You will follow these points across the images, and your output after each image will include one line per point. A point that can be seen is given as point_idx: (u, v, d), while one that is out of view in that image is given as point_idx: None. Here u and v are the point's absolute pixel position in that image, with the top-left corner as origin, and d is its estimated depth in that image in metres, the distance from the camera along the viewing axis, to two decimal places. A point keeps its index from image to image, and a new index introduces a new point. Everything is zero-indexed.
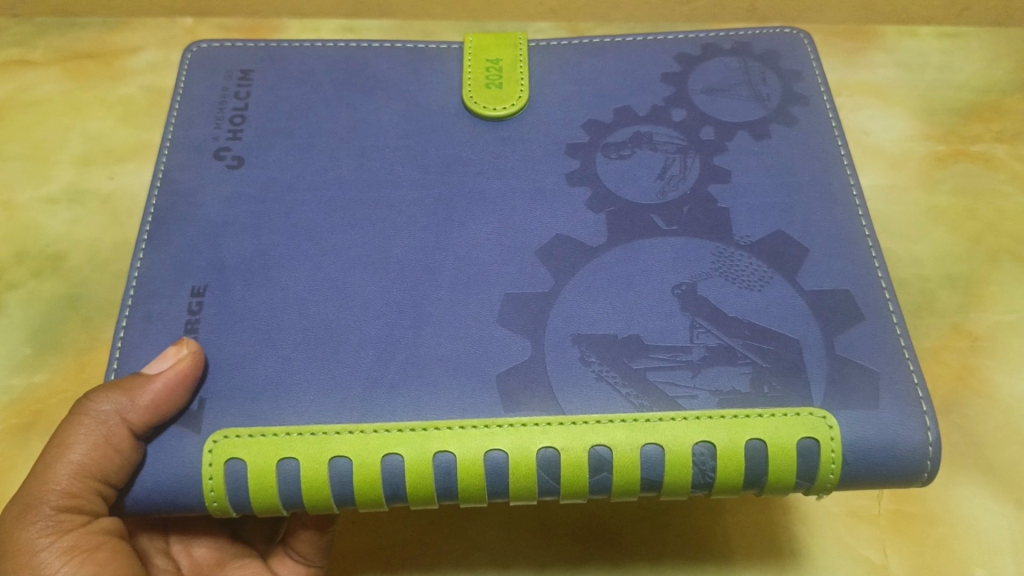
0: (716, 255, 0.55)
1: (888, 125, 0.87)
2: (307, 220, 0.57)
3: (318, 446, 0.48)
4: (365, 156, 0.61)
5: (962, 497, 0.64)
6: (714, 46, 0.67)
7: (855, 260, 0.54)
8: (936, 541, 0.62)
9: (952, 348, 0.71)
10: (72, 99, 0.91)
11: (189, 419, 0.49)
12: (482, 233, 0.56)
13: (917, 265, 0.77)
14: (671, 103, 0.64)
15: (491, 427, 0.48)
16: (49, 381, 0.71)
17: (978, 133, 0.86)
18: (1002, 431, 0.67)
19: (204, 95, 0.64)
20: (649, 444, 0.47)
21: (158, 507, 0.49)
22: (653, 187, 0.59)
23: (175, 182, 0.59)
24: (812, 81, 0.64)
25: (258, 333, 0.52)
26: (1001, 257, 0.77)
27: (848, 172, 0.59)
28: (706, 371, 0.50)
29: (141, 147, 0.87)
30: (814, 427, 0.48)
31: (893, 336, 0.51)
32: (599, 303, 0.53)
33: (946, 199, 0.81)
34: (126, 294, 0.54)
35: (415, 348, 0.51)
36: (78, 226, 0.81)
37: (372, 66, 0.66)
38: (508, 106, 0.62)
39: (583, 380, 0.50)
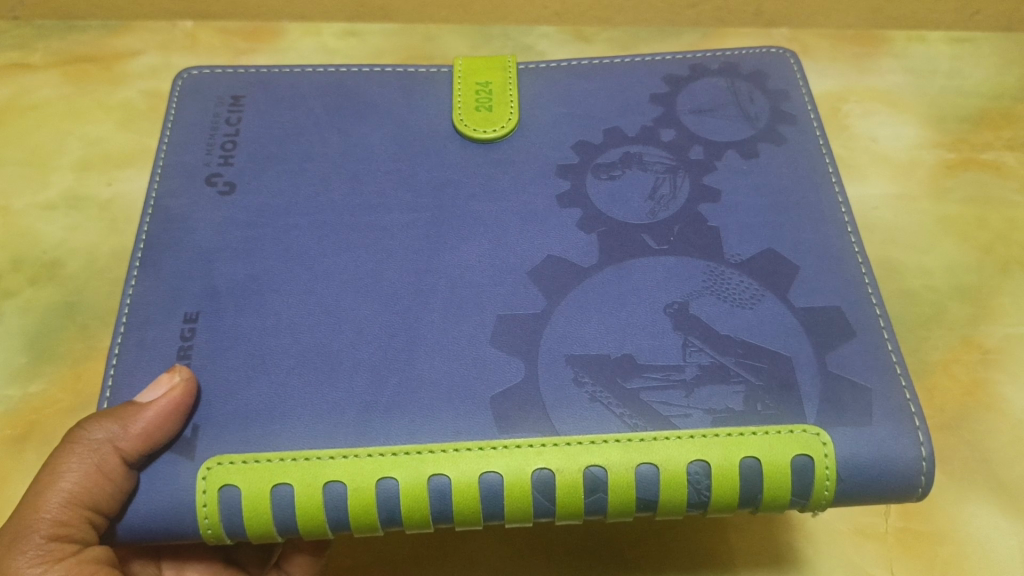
0: (709, 273, 0.54)
1: (897, 133, 0.86)
2: (299, 243, 0.56)
3: (309, 471, 0.47)
4: (359, 178, 0.60)
5: (972, 514, 0.62)
6: (701, 67, 0.66)
7: (845, 277, 0.53)
8: (944, 560, 0.60)
9: (962, 361, 0.70)
10: (70, 103, 0.90)
11: (184, 445, 0.48)
12: (477, 253, 0.55)
13: (926, 276, 0.75)
14: (660, 123, 0.62)
15: (484, 449, 0.47)
16: (44, 391, 0.70)
17: (988, 140, 0.85)
18: (1012, 448, 0.65)
19: (194, 122, 0.63)
20: (644, 464, 0.46)
21: (148, 534, 0.48)
22: (643, 207, 0.58)
23: (167, 209, 0.58)
24: (799, 101, 0.63)
25: (249, 357, 0.51)
26: (1011, 268, 0.75)
27: (836, 190, 0.57)
28: (699, 392, 0.49)
29: (139, 153, 0.86)
30: (808, 445, 0.47)
31: (885, 354, 0.50)
32: (592, 322, 0.52)
33: (955, 209, 0.80)
34: (119, 319, 0.53)
35: (407, 369, 0.50)
36: (75, 233, 0.80)
37: (364, 90, 0.65)
38: (497, 129, 0.61)
39: (576, 402, 0.49)
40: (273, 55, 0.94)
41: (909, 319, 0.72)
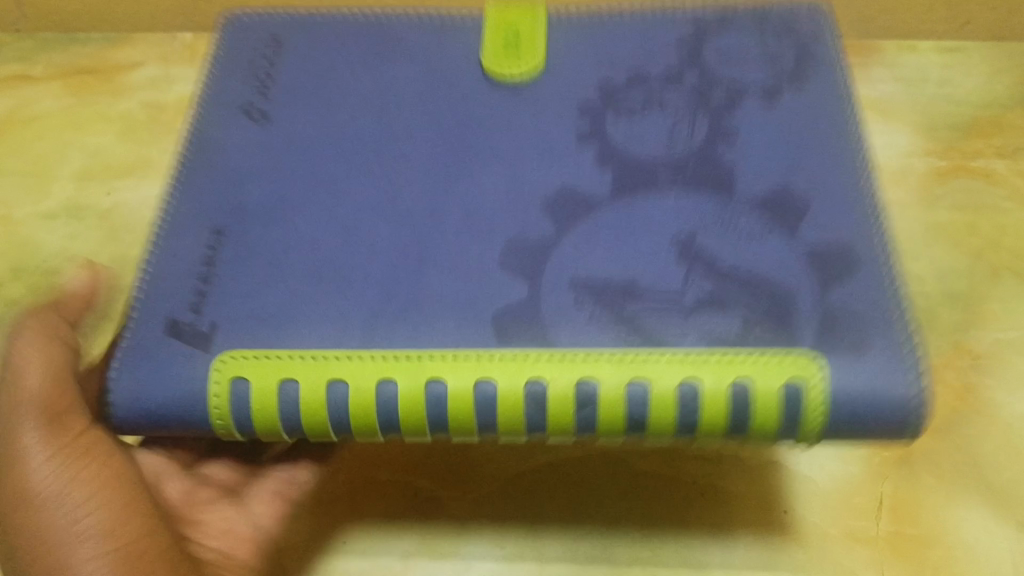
0: (718, 207, 0.55)
1: (887, 141, 0.87)
2: (327, 172, 0.58)
3: (318, 368, 0.50)
4: (386, 111, 0.61)
5: (962, 517, 0.63)
6: (733, 10, 0.65)
7: (854, 207, 0.54)
8: (934, 563, 0.61)
9: (953, 366, 0.70)
10: (71, 114, 0.92)
11: (199, 338, 0.52)
12: (491, 183, 0.57)
13: (917, 283, 0.76)
14: (682, 67, 0.62)
15: (484, 358, 0.50)
16: None
17: (978, 148, 0.86)
18: (1001, 453, 0.66)
19: (238, 54, 0.65)
20: (634, 384, 0.49)
21: (153, 410, 0.51)
22: (659, 144, 0.58)
23: (208, 133, 0.61)
24: (829, 45, 0.62)
25: (270, 268, 0.54)
26: (1001, 274, 0.76)
27: (858, 135, 0.57)
28: (695, 317, 0.50)
29: (139, 163, 0.87)
30: (800, 367, 0.49)
31: (889, 294, 0.51)
32: (597, 250, 0.54)
33: (946, 215, 0.80)
34: (154, 226, 0.57)
35: (416, 287, 0.53)
36: (75, 242, 0.81)
37: (396, 27, 0.66)
38: (530, 69, 0.62)
39: (575, 321, 0.51)
40: None
41: None
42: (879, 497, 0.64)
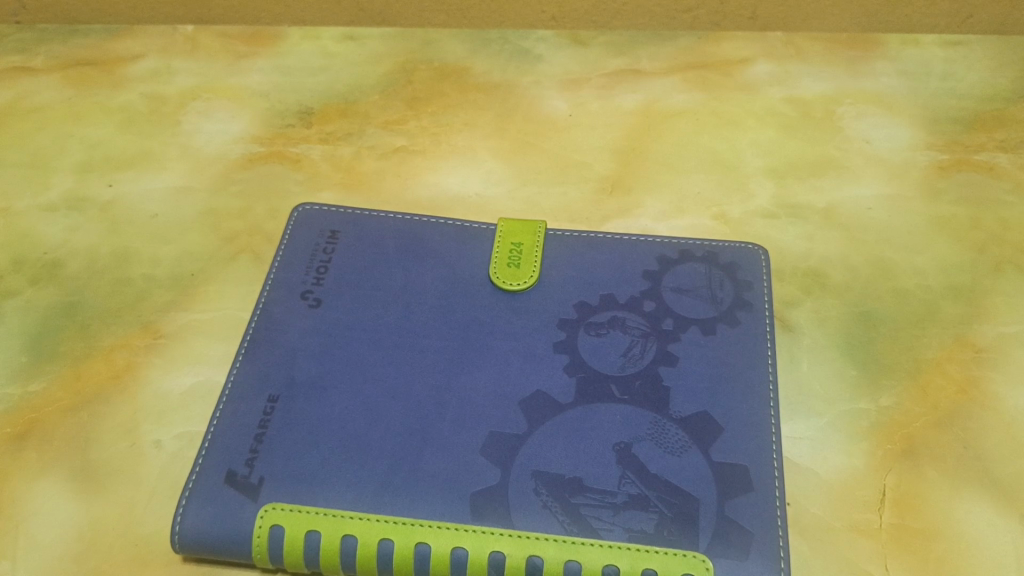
0: (653, 423, 0.62)
1: (891, 135, 0.87)
2: (359, 355, 0.66)
3: (334, 525, 0.57)
4: (411, 307, 0.69)
5: (966, 511, 0.62)
6: (688, 252, 0.73)
7: (758, 444, 0.61)
8: (938, 557, 0.60)
9: (956, 360, 0.70)
10: (71, 106, 0.91)
11: (251, 490, 0.59)
12: (484, 382, 0.64)
13: (920, 276, 0.76)
14: (645, 296, 0.70)
15: (458, 529, 0.57)
16: (44, 390, 0.69)
17: (981, 142, 0.86)
18: (1005, 446, 0.65)
19: (300, 249, 0.73)
20: (572, 561, 0.55)
21: (211, 546, 0.58)
22: (616, 362, 0.65)
23: (269, 314, 0.69)
24: (761, 292, 0.70)
25: (309, 433, 0.62)
26: (1004, 268, 0.76)
27: (771, 383, 0.64)
28: (624, 513, 0.57)
29: (141, 156, 0.87)
30: (693, 566, 0.55)
31: (772, 510, 0.58)
32: (555, 449, 0.60)
33: (948, 209, 0.80)
34: (223, 391, 0.64)
35: (415, 465, 0.60)
36: (76, 234, 0.80)
37: (430, 237, 0.74)
38: (523, 282, 0.70)
39: (530, 506, 0.58)
40: (274, 60, 0.96)
41: (904, 318, 0.73)
42: (881, 490, 0.63)
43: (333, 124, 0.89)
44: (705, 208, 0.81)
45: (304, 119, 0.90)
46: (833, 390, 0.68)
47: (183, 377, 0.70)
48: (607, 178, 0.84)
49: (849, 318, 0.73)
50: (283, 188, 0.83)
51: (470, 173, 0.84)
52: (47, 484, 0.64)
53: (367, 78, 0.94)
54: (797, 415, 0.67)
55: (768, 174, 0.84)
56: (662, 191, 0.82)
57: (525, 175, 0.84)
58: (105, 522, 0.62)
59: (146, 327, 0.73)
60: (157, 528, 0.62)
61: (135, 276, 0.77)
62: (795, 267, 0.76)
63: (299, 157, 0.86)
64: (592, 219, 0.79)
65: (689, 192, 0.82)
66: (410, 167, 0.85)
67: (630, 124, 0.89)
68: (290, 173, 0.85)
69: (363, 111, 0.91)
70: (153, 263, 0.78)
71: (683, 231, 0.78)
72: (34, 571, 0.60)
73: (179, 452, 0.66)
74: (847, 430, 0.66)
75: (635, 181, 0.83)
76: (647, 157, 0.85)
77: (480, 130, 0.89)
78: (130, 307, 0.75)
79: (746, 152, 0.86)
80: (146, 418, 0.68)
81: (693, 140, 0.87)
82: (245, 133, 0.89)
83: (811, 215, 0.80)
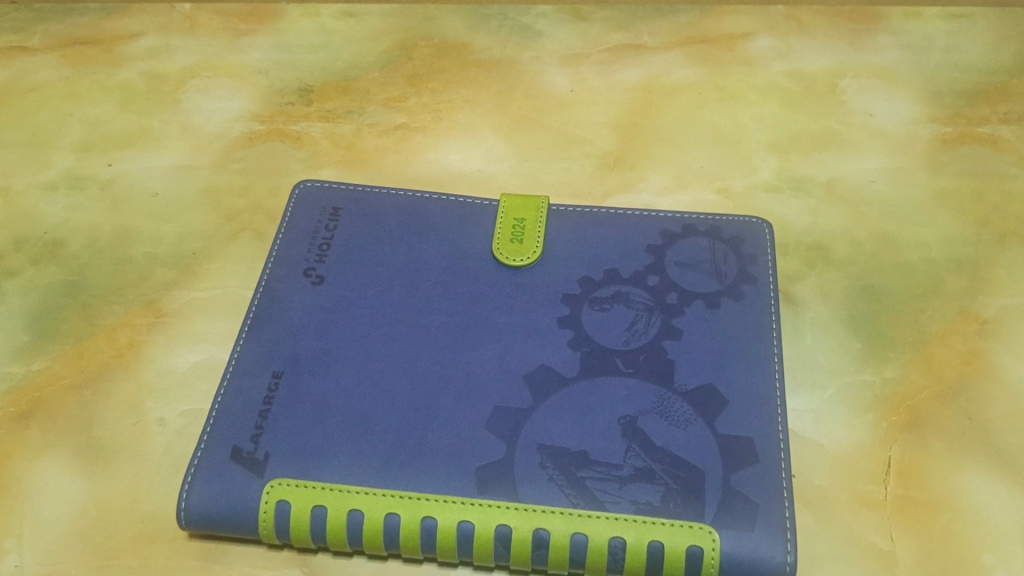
0: (658, 397, 0.62)
1: (894, 109, 0.86)
2: (363, 331, 0.66)
3: (340, 500, 0.57)
4: (414, 283, 0.69)
5: (970, 482, 0.62)
6: (692, 227, 0.73)
7: (763, 416, 0.61)
8: (942, 528, 0.60)
9: (960, 332, 0.70)
10: (70, 85, 0.91)
11: (257, 466, 0.59)
12: (489, 357, 0.64)
13: (923, 249, 0.76)
14: (649, 270, 0.70)
15: (464, 503, 0.57)
16: (47, 369, 0.69)
17: (984, 115, 0.85)
18: (1009, 417, 0.65)
19: (302, 226, 0.73)
20: (578, 534, 0.56)
21: (218, 522, 0.58)
22: (620, 336, 0.65)
23: (272, 291, 0.68)
24: (765, 265, 0.70)
25: (314, 409, 0.61)
26: (1008, 241, 0.76)
27: (775, 356, 0.64)
28: (630, 485, 0.57)
29: (141, 134, 0.87)
30: (699, 538, 0.55)
31: (778, 481, 0.58)
32: (561, 423, 0.60)
33: (952, 182, 0.80)
34: (226, 368, 0.64)
35: (421, 440, 0.60)
36: (76, 213, 0.80)
37: (432, 213, 0.74)
38: (526, 257, 0.70)
39: (537, 479, 0.58)
40: (273, 37, 0.95)
41: (908, 291, 0.73)
42: (886, 462, 0.63)
43: (333, 101, 0.89)
44: (708, 183, 0.81)
45: (304, 97, 0.89)
46: (837, 362, 0.68)
47: (186, 355, 0.70)
48: (609, 153, 0.83)
49: (853, 292, 0.73)
50: (284, 166, 0.83)
51: (471, 150, 0.84)
52: (52, 462, 0.64)
53: (366, 54, 0.93)
54: (801, 388, 0.67)
55: (771, 148, 0.84)
56: (665, 166, 0.82)
57: (527, 151, 0.83)
58: (111, 499, 0.62)
59: (149, 305, 0.73)
60: (162, 505, 0.62)
61: (136, 254, 0.77)
62: (799, 241, 0.76)
63: (299, 135, 0.86)
64: (594, 195, 0.79)
65: (692, 167, 0.82)
66: (411, 144, 0.85)
67: (632, 99, 0.88)
68: (290, 151, 0.84)
69: (363, 88, 0.90)
70: (154, 241, 0.78)
71: (686, 206, 0.78)
72: (40, 548, 0.60)
73: (183, 429, 0.66)
74: (852, 402, 0.66)
75: (638, 156, 0.83)
76: (649, 132, 0.85)
77: (481, 107, 0.88)
78: (132, 286, 0.75)
79: (748, 126, 0.86)
80: (149, 395, 0.68)
81: (695, 115, 0.87)
82: (244, 111, 0.88)
83: (815, 188, 0.80)
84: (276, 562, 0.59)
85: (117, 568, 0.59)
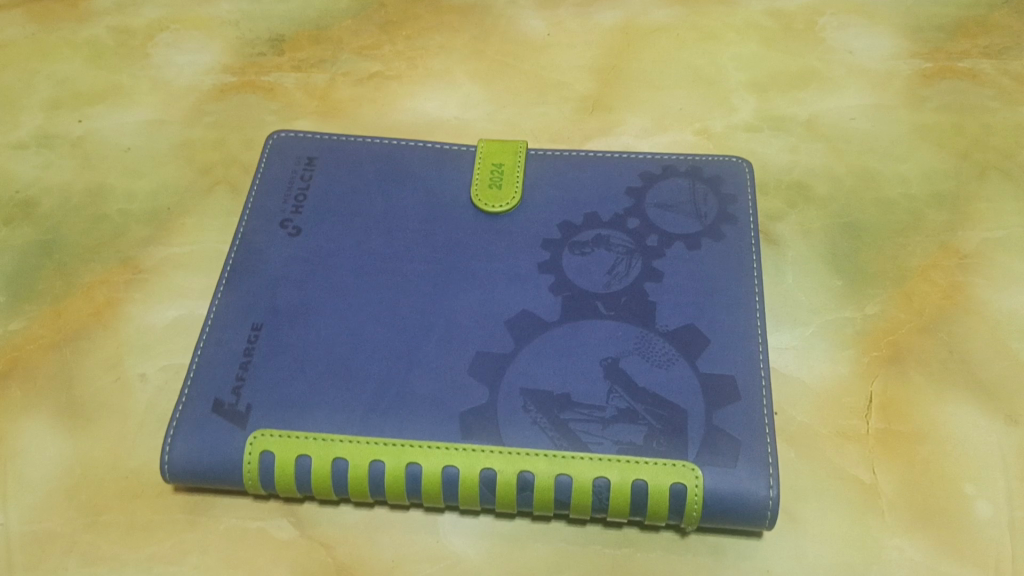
0: (640, 338, 0.62)
1: (873, 44, 0.86)
2: (342, 281, 0.65)
3: (324, 449, 0.57)
4: (392, 233, 0.68)
5: (951, 414, 0.63)
6: (671, 168, 0.72)
7: (745, 353, 0.61)
8: (924, 459, 0.61)
9: (941, 266, 0.70)
10: (36, 42, 0.89)
11: (239, 418, 0.59)
12: (469, 303, 0.64)
13: (903, 184, 0.75)
14: (629, 213, 0.69)
15: (448, 448, 0.57)
16: (25, 329, 0.68)
17: (964, 49, 0.85)
18: (990, 348, 0.66)
19: (277, 178, 0.72)
20: (562, 475, 0.56)
21: (203, 474, 0.58)
22: (601, 280, 0.65)
23: (249, 244, 0.68)
24: (745, 204, 0.69)
25: (295, 360, 0.61)
26: (989, 174, 0.76)
27: (756, 293, 0.64)
28: (614, 426, 0.57)
29: (111, 90, 0.85)
30: (682, 475, 0.56)
31: (760, 416, 0.58)
32: (543, 367, 0.60)
33: (932, 117, 0.80)
34: (205, 322, 0.63)
35: (403, 387, 0.59)
36: (48, 171, 0.79)
37: (409, 162, 0.73)
38: (505, 203, 0.69)
39: (520, 423, 0.58)
40: None
41: (889, 227, 0.73)
42: (868, 395, 0.63)
43: (306, 52, 0.87)
44: (687, 124, 0.80)
45: (276, 47, 0.88)
46: (818, 299, 0.69)
47: (166, 311, 0.69)
48: (587, 97, 0.82)
49: (834, 229, 0.73)
50: (257, 119, 0.82)
51: (448, 97, 0.83)
52: (33, 421, 0.63)
53: (338, 3, 0.92)
54: (783, 326, 0.67)
55: (750, 88, 0.83)
56: (644, 108, 0.81)
57: (504, 97, 0.82)
58: (94, 456, 0.62)
59: (126, 262, 0.72)
60: (146, 460, 0.62)
61: (111, 212, 0.76)
62: (779, 180, 0.76)
63: (272, 87, 0.85)
64: (573, 140, 0.79)
65: (671, 108, 0.81)
66: (386, 92, 0.83)
67: (610, 42, 0.87)
68: (264, 103, 0.83)
69: (336, 36, 0.89)
70: (129, 198, 0.77)
71: (665, 148, 0.78)
72: (25, 506, 0.59)
73: (165, 384, 0.65)
74: (833, 338, 0.66)
75: (616, 98, 0.82)
76: (627, 75, 0.84)
77: (457, 53, 0.87)
78: (108, 244, 0.74)
79: (727, 67, 0.85)
80: (130, 352, 0.67)
81: (673, 56, 0.86)
82: (216, 63, 0.87)
83: (795, 127, 0.80)
84: (264, 513, 0.60)
85: (105, 524, 0.59)
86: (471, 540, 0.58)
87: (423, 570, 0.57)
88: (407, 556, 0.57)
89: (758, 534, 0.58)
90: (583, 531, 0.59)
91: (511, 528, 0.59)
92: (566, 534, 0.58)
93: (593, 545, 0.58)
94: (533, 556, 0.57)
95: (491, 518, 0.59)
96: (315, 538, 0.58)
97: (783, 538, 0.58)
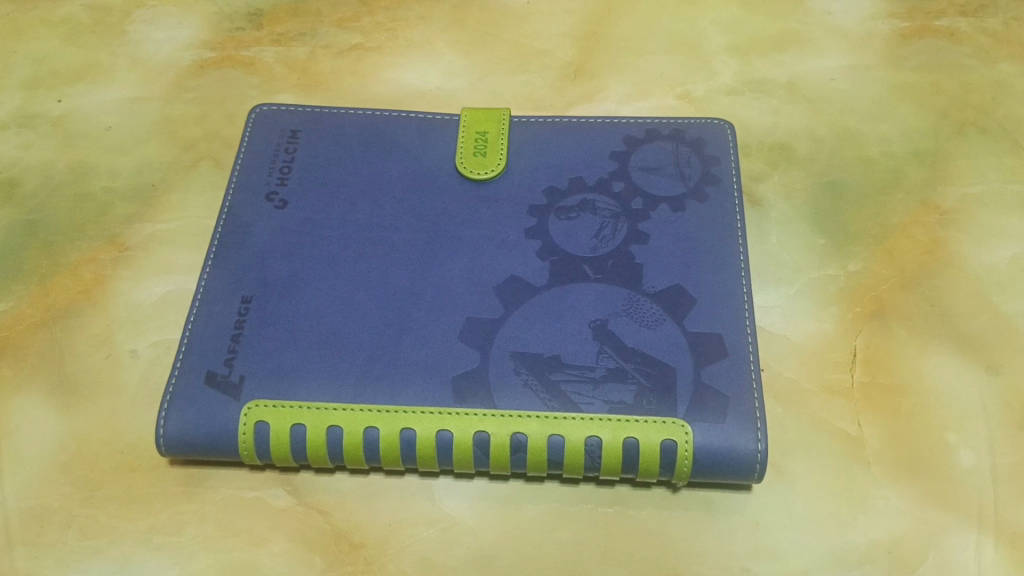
0: (627, 300, 0.62)
1: (852, 5, 0.86)
2: (330, 252, 0.66)
3: (318, 417, 0.58)
4: (379, 203, 0.68)
5: (934, 366, 0.64)
6: (655, 131, 0.73)
7: (731, 312, 0.62)
8: (908, 411, 0.62)
9: (922, 223, 0.71)
10: (12, 22, 0.88)
11: (232, 389, 0.59)
12: (458, 270, 0.64)
13: (884, 143, 0.76)
14: (614, 177, 0.70)
15: (441, 413, 0.57)
16: (13, 308, 0.68)
17: (941, 9, 0.86)
18: (971, 302, 0.67)
19: (261, 151, 0.72)
20: (555, 436, 0.57)
21: (198, 446, 0.58)
22: (588, 244, 0.66)
23: (235, 217, 0.68)
24: (728, 165, 0.70)
25: (286, 332, 0.61)
26: (967, 130, 0.77)
27: (741, 252, 0.65)
28: (604, 386, 0.58)
29: (89, 68, 0.84)
30: (673, 432, 0.56)
31: (747, 372, 0.59)
32: (533, 330, 0.61)
33: (911, 76, 0.81)
34: (195, 296, 0.64)
35: (394, 354, 0.60)
36: (29, 151, 0.78)
37: (393, 131, 0.73)
38: (490, 170, 0.69)
39: (512, 386, 0.58)
40: None
41: (870, 185, 0.74)
42: (852, 350, 0.65)
43: (285, 25, 0.87)
44: (669, 88, 0.80)
45: (255, 21, 0.87)
46: (801, 258, 0.69)
47: (153, 287, 0.70)
48: (569, 64, 0.83)
49: (816, 189, 0.74)
50: (239, 94, 0.82)
51: (429, 67, 0.83)
52: (26, 400, 0.64)
53: None
54: (768, 285, 0.68)
55: (730, 51, 0.84)
56: (625, 74, 0.82)
57: (486, 66, 0.83)
58: (88, 431, 0.62)
59: (112, 239, 0.72)
60: (141, 434, 0.62)
61: (95, 190, 0.76)
62: (760, 142, 0.77)
63: (252, 61, 0.84)
64: (556, 107, 0.79)
65: (652, 74, 0.82)
66: (367, 64, 0.83)
67: (590, 8, 0.87)
68: (245, 78, 0.83)
69: (314, 9, 0.88)
70: (112, 176, 0.77)
71: (647, 112, 0.78)
72: (22, 483, 0.60)
73: (157, 359, 0.66)
74: (817, 296, 0.67)
75: (598, 65, 0.83)
76: (608, 41, 0.84)
77: (437, 23, 0.87)
78: (93, 221, 0.73)
79: (707, 31, 0.85)
80: (120, 328, 0.67)
81: (654, 21, 0.86)
82: (194, 39, 0.86)
83: (775, 89, 0.80)
84: (260, 483, 0.60)
85: (102, 498, 0.59)
86: (465, 503, 0.59)
87: (420, 533, 0.58)
88: (403, 520, 0.58)
89: (747, 488, 0.59)
90: (576, 490, 0.60)
91: (505, 489, 0.60)
92: (559, 494, 0.59)
93: (586, 503, 0.59)
94: (527, 516, 0.58)
95: (485, 481, 0.60)
96: (312, 505, 0.59)
97: (772, 490, 0.59)
